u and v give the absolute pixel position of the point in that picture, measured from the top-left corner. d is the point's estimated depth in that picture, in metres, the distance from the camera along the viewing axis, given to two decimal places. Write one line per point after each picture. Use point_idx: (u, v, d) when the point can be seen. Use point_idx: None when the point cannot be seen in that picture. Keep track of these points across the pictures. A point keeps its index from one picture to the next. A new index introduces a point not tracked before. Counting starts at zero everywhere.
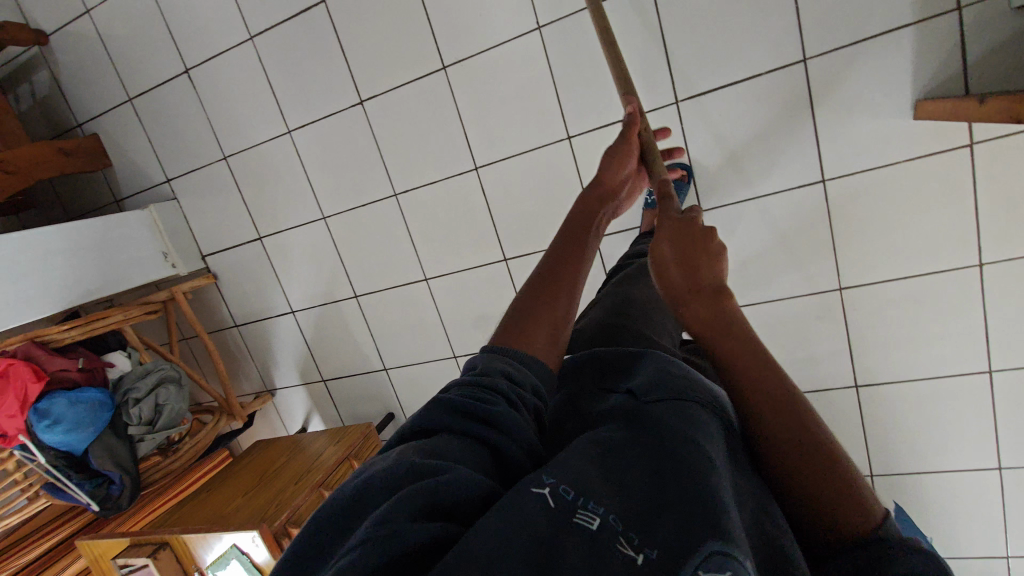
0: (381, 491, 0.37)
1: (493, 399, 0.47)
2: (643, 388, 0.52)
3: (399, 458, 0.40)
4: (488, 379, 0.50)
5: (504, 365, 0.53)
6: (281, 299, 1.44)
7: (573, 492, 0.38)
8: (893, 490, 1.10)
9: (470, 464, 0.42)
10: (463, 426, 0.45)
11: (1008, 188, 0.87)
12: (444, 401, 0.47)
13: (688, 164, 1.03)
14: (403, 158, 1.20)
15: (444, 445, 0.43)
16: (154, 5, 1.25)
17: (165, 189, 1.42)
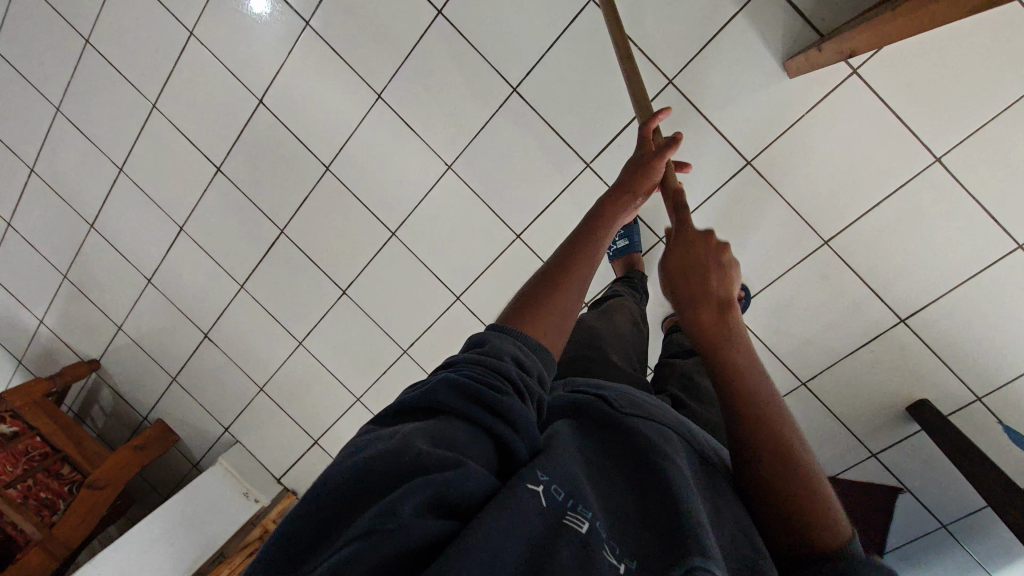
0: (386, 475, 0.39)
1: (504, 385, 0.46)
2: (617, 400, 0.59)
3: (402, 441, 0.41)
4: (500, 359, 0.49)
5: (514, 346, 0.51)
6: None
7: (562, 492, 0.44)
8: (1010, 403, 0.99)
9: (473, 454, 0.43)
10: (472, 412, 0.44)
11: (912, 87, 0.89)
12: (448, 377, 0.46)
13: None
14: (397, 319, 1.32)
15: (451, 432, 0.43)
16: (163, 298, 1.48)
17: (226, 437, 1.57)
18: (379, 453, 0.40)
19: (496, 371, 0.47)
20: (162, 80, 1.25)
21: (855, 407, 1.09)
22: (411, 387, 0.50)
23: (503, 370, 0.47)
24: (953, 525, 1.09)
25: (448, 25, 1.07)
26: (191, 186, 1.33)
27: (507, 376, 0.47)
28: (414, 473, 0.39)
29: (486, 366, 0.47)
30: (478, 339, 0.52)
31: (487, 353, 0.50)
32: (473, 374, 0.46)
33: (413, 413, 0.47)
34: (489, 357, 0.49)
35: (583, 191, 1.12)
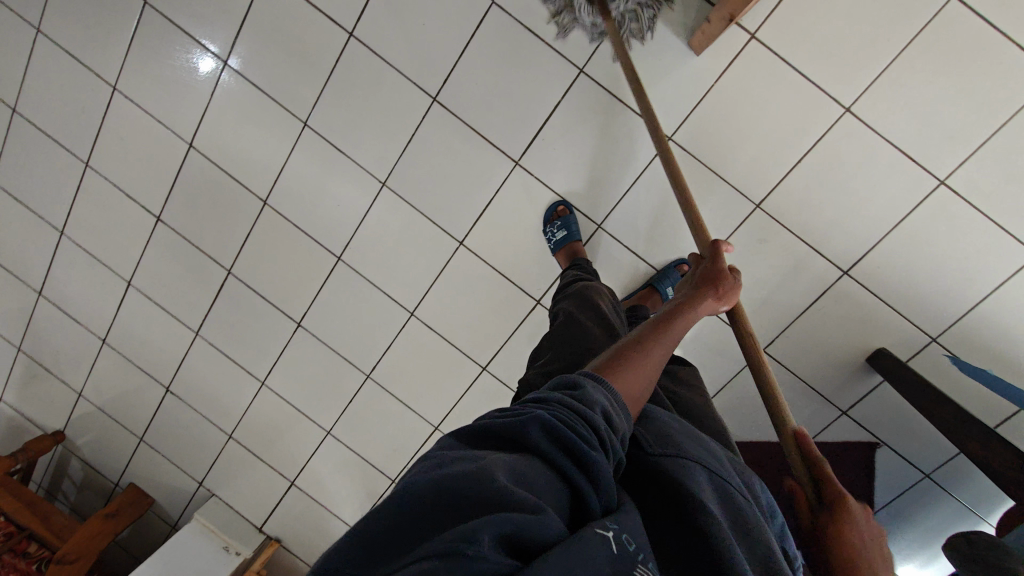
0: (473, 499, 0.39)
1: (591, 438, 0.48)
2: (652, 439, 0.57)
3: (491, 469, 0.42)
4: (589, 409, 0.51)
5: (604, 397, 0.54)
6: (339, 524, 1.47)
7: (632, 544, 0.43)
8: (964, 340, 1.00)
9: (552, 498, 0.43)
10: (557, 458, 0.46)
11: (810, 46, 0.92)
12: (541, 418, 0.47)
13: (562, 199, 1.13)
14: (357, 345, 1.30)
15: (533, 473, 0.44)
16: (119, 356, 1.44)
17: (202, 491, 1.53)
18: (461, 478, 0.41)
19: (584, 423, 0.49)
20: (92, 137, 1.25)
21: (817, 367, 1.08)
22: (497, 413, 0.52)
23: (593, 422, 0.49)
24: (937, 474, 1.08)
25: (361, 46, 1.09)
26: (134, 238, 1.32)
27: (596, 428, 0.49)
28: (501, 505, 0.39)
29: (575, 411, 0.50)
30: (575, 384, 0.55)
31: (579, 398, 0.52)
32: (564, 420, 0.48)
33: (496, 440, 0.48)
34: (581, 403, 0.51)
35: (518, 190, 1.14)
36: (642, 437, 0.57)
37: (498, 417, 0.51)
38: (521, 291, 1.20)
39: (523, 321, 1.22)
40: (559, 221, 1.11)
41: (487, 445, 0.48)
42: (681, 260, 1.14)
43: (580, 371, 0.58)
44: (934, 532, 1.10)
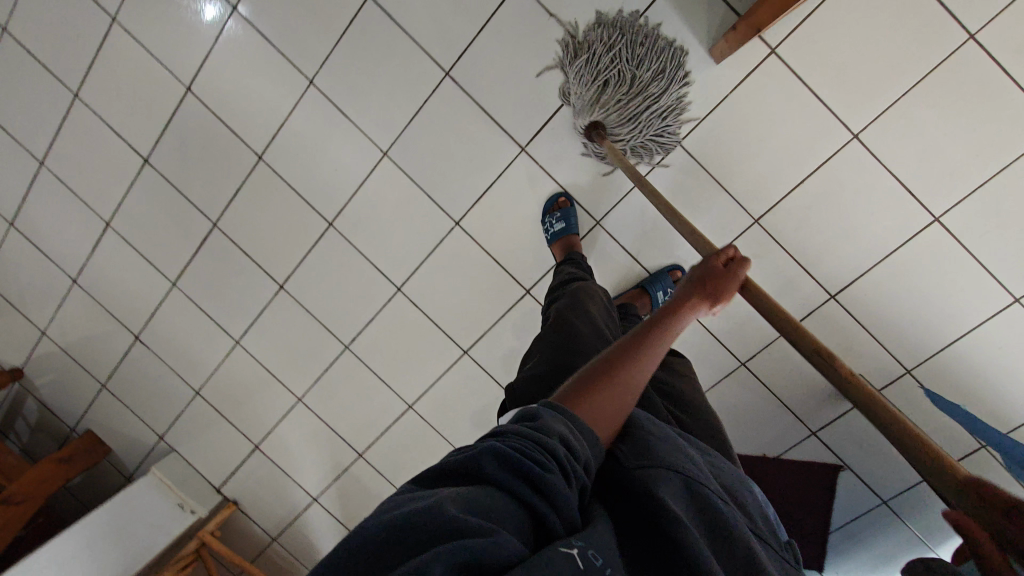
0: (423, 534, 0.38)
1: (550, 464, 0.46)
2: (629, 452, 0.55)
3: (442, 504, 0.41)
4: (546, 435, 0.49)
5: (564, 424, 0.51)
6: (300, 492, 1.45)
7: (599, 557, 0.41)
8: (936, 374, 1.02)
9: (510, 527, 0.42)
10: (513, 486, 0.44)
11: (828, 69, 0.92)
12: (495, 450, 0.46)
13: (564, 191, 1.12)
14: (339, 314, 1.28)
15: (489, 503, 0.42)
16: (89, 299, 1.39)
17: (162, 445, 1.49)
18: (411, 514, 0.40)
19: (541, 449, 0.47)
20: (84, 67, 1.20)
21: (792, 385, 1.10)
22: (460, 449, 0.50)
23: (552, 449, 0.47)
24: (894, 501, 1.10)
25: (377, 9, 1.06)
26: (118, 178, 1.27)
27: (555, 454, 0.47)
28: (453, 536, 0.38)
29: (531, 439, 0.48)
30: (532, 412, 0.52)
31: (537, 426, 0.50)
32: (519, 449, 0.46)
33: (455, 476, 0.47)
34: (537, 430, 0.49)
35: (521, 176, 1.12)
36: (619, 451, 0.55)
37: (459, 453, 0.49)
38: (511, 279, 1.19)
39: (510, 309, 1.21)
40: (559, 212, 1.10)
41: (446, 481, 0.47)
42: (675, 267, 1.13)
43: (544, 402, 0.55)
44: (882, 555, 1.14)
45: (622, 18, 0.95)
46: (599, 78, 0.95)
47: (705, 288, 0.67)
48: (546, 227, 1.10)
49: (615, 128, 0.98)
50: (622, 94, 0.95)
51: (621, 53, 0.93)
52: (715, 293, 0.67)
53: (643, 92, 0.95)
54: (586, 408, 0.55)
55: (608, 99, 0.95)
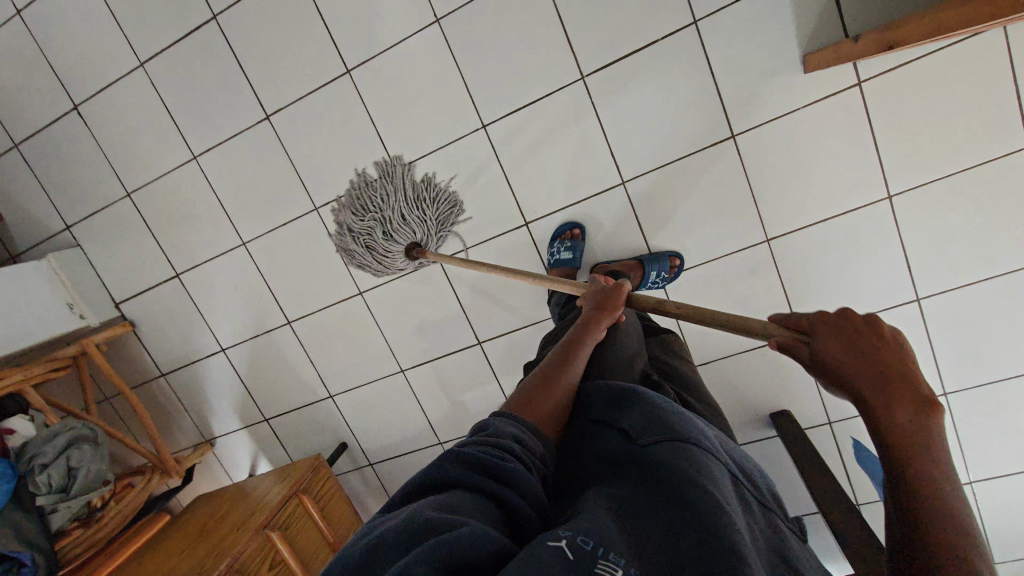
0: (396, 542, 0.35)
1: (510, 458, 0.46)
2: (640, 429, 0.55)
3: (414, 512, 0.38)
4: (502, 438, 0.49)
5: (517, 428, 0.52)
6: (209, 338, 1.35)
7: (591, 541, 0.39)
8: (852, 433, 1.10)
9: (485, 519, 0.40)
10: (481, 481, 0.43)
11: (900, 124, 0.91)
12: (459, 455, 0.45)
13: (579, 222, 1.08)
14: (320, 171, 1.16)
15: (465, 503, 0.41)
16: (31, 41, 1.17)
17: (66, 237, 1.32)
18: (387, 533, 0.36)
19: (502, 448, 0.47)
20: None
21: (728, 400, 1.15)
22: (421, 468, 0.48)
23: (508, 447, 0.48)
24: None
25: None
26: None
27: (515, 453, 0.48)
28: (429, 536, 0.35)
29: (490, 443, 0.48)
30: (482, 424, 0.53)
31: (493, 433, 0.50)
32: (479, 453, 0.46)
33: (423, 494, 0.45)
34: (490, 436, 0.50)
35: (566, 105, 1.03)
36: (631, 429, 0.56)
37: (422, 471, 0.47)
38: (515, 205, 1.11)
39: (500, 236, 1.13)
40: (569, 241, 1.08)
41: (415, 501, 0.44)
42: (674, 254, 1.06)
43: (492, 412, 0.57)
44: None
45: (393, 167, 1.11)
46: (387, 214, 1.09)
47: (601, 305, 0.76)
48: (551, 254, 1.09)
49: (394, 260, 1.11)
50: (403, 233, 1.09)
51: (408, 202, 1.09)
52: (613, 306, 0.76)
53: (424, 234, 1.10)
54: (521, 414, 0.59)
55: (393, 233, 1.08)
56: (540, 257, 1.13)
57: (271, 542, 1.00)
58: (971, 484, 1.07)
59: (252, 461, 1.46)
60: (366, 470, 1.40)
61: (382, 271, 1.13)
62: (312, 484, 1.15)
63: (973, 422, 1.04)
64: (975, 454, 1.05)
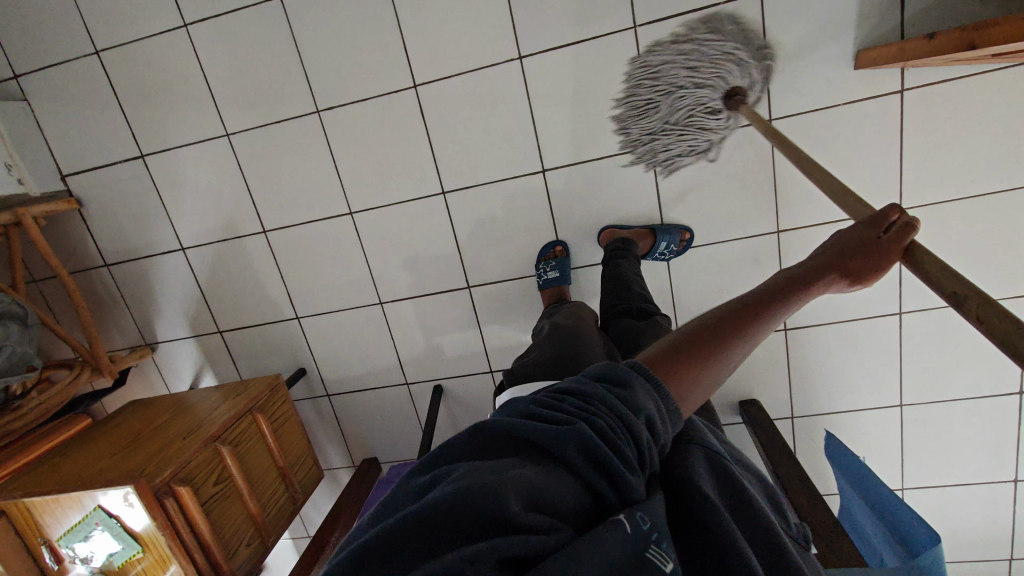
0: (483, 512, 0.36)
1: (627, 450, 0.45)
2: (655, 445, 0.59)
3: (511, 481, 0.39)
4: (633, 417, 0.47)
5: (650, 405, 0.49)
6: (169, 233, 1.22)
7: (647, 522, 0.41)
8: (810, 429, 1.16)
9: (572, 507, 0.40)
10: (590, 467, 0.43)
11: (928, 140, 0.93)
12: (580, 428, 0.44)
13: (562, 240, 1.11)
14: (330, 70, 1.05)
15: (554, 474, 0.42)
16: None
17: (12, 87, 1.15)
18: (474, 486, 0.38)
19: (624, 433, 0.45)
20: None
21: None
22: (540, 406, 0.48)
23: (632, 431, 0.46)
24: None
25: None
26: None
27: (636, 445, 0.46)
28: (512, 524, 0.36)
29: (617, 419, 0.46)
30: (623, 382, 0.50)
31: (628, 405, 0.48)
32: (601, 427, 0.45)
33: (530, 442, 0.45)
34: (625, 406, 0.47)
35: (610, 52, 0.97)
36: None
37: (540, 411, 0.47)
38: (535, 150, 1.05)
39: (512, 179, 1.08)
40: (554, 261, 1.09)
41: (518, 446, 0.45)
42: (686, 227, 1.05)
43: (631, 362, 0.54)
44: None
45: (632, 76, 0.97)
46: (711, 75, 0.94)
47: (848, 254, 0.60)
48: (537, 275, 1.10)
49: (707, 127, 0.98)
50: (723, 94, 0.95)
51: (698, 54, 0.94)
52: (858, 263, 0.60)
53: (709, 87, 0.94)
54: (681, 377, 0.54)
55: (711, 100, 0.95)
56: (550, 209, 1.09)
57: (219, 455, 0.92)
58: (902, 488, 1.16)
59: (195, 374, 1.36)
60: (322, 401, 1.34)
61: (706, 150, 1.00)
62: (268, 403, 1.08)
63: (920, 433, 1.11)
64: (912, 462, 1.14)
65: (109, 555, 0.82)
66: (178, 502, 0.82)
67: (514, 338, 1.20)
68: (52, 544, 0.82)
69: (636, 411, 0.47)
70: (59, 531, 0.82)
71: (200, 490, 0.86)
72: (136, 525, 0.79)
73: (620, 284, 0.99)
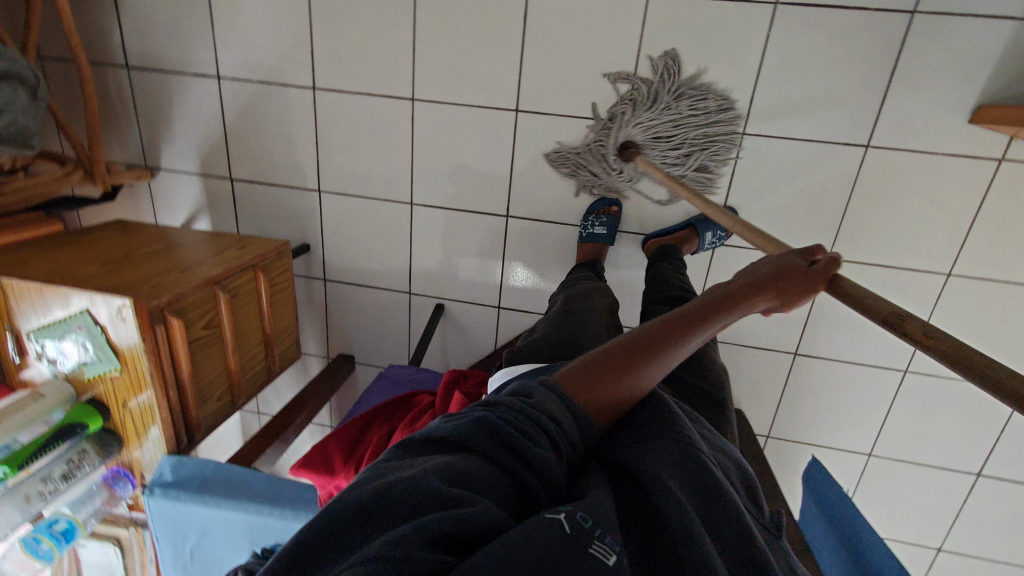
0: (401, 503, 0.37)
1: (539, 437, 0.45)
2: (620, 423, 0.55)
3: (426, 473, 0.39)
4: (540, 411, 0.46)
5: (562, 403, 0.49)
6: (208, 55, 1.11)
7: (589, 519, 0.39)
8: (778, 450, 1.20)
9: (491, 491, 0.41)
10: (498, 454, 0.43)
11: (1002, 215, 0.94)
12: (484, 424, 0.44)
13: (618, 200, 1.07)
14: None
15: (467, 466, 0.41)
16: None
17: None
18: (389, 481, 0.38)
19: (533, 423, 0.45)
20: None
21: None
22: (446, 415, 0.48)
23: (541, 422, 0.46)
24: None
25: None
26: None
27: (549, 436, 0.45)
28: (431, 508, 0.36)
29: (523, 413, 0.46)
30: (525, 388, 0.50)
31: (534, 402, 0.47)
32: (506, 420, 0.45)
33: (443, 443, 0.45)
34: (532, 406, 0.47)
35: (740, 23, 0.91)
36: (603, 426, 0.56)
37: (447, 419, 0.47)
38: (626, 98, 0.99)
39: (591, 121, 1.02)
40: (605, 218, 1.06)
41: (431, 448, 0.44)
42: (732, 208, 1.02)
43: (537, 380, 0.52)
44: None
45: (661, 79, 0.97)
46: (688, 138, 1.00)
47: (773, 284, 0.62)
48: (584, 228, 1.07)
49: (618, 182, 1.06)
50: (663, 154, 1.03)
51: (713, 150, 0.99)
52: (787, 291, 0.62)
53: (654, 143, 1.02)
54: (590, 388, 0.51)
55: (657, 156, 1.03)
56: (618, 164, 1.04)
57: (217, 299, 0.86)
58: None
59: (190, 215, 1.27)
60: (317, 284, 1.28)
61: (605, 183, 1.06)
62: (272, 265, 1.02)
63: (875, 482, 1.18)
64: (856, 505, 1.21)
65: (81, 364, 0.75)
66: (167, 332, 0.76)
67: (533, 280, 1.18)
68: (21, 335, 0.76)
69: (546, 413, 0.46)
70: (32, 324, 0.75)
71: (190, 329, 0.81)
72: (120, 341, 0.73)
73: (655, 283, 0.96)
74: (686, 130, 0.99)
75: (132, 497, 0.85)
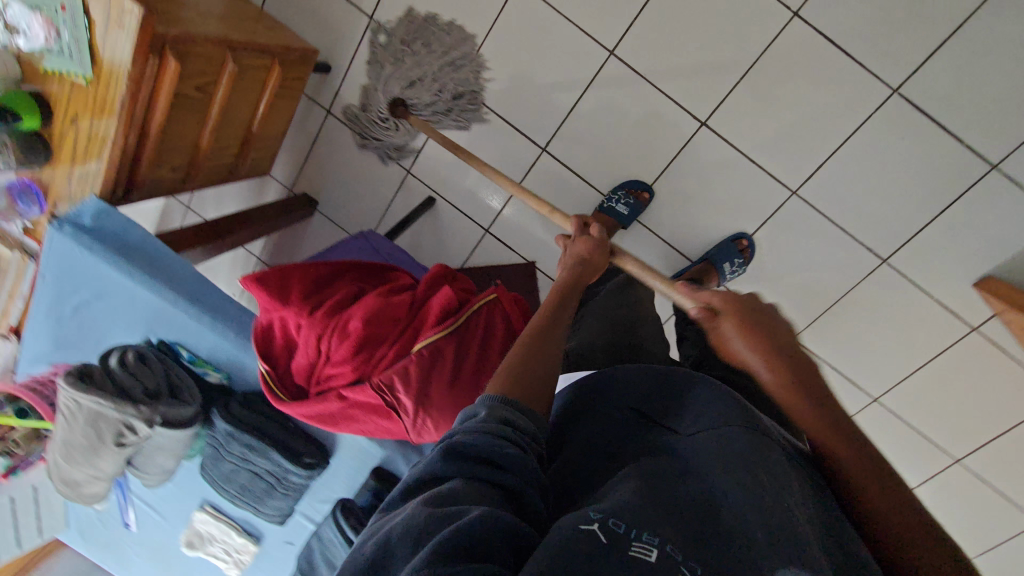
0: (404, 546, 0.33)
1: (506, 438, 0.38)
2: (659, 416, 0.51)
3: (410, 512, 0.34)
4: (496, 421, 0.40)
5: (511, 411, 0.42)
6: None
7: (620, 518, 0.36)
8: None
9: (489, 502, 0.35)
10: (476, 468, 0.37)
11: (946, 377, 1.00)
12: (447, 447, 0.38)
13: (649, 187, 1.03)
14: None
15: (451, 488, 0.36)
16: None
17: None
18: (382, 535, 0.34)
19: (497, 430, 0.39)
20: None
21: None
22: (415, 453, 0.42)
23: (499, 427, 0.39)
24: None
25: None
26: None
27: (514, 437, 0.39)
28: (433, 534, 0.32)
29: (479, 425, 0.39)
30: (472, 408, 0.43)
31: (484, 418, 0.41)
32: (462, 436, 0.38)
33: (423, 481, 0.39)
34: (480, 422, 0.40)
35: (853, 91, 0.90)
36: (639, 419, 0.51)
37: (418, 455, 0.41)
38: (716, 100, 0.95)
39: (671, 103, 0.97)
40: (631, 199, 1.02)
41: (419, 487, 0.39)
42: (742, 234, 1.02)
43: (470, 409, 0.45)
44: None
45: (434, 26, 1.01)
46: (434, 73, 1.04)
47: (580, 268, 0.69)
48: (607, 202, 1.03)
49: (386, 128, 1.12)
50: (421, 104, 1.06)
51: (467, 99, 1.05)
52: (595, 262, 0.70)
53: (415, 93, 1.06)
54: (494, 380, 0.46)
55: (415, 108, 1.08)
56: (671, 158, 1.00)
57: (224, 63, 0.75)
58: None
59: None
60: (317, 110, 1.15)
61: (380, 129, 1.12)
62: (291, 64, 0.91)
63: None
64: None
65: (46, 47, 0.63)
66: (160, 67, 0.65)
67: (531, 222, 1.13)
68: None
69: (500, 421, 0.40)
70: None
71: (184, 78, 0.70)
72: (102, 46, 0.61)
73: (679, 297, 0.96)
74: (748, 162, 0.98)
75: (33, 221, 0.73)
